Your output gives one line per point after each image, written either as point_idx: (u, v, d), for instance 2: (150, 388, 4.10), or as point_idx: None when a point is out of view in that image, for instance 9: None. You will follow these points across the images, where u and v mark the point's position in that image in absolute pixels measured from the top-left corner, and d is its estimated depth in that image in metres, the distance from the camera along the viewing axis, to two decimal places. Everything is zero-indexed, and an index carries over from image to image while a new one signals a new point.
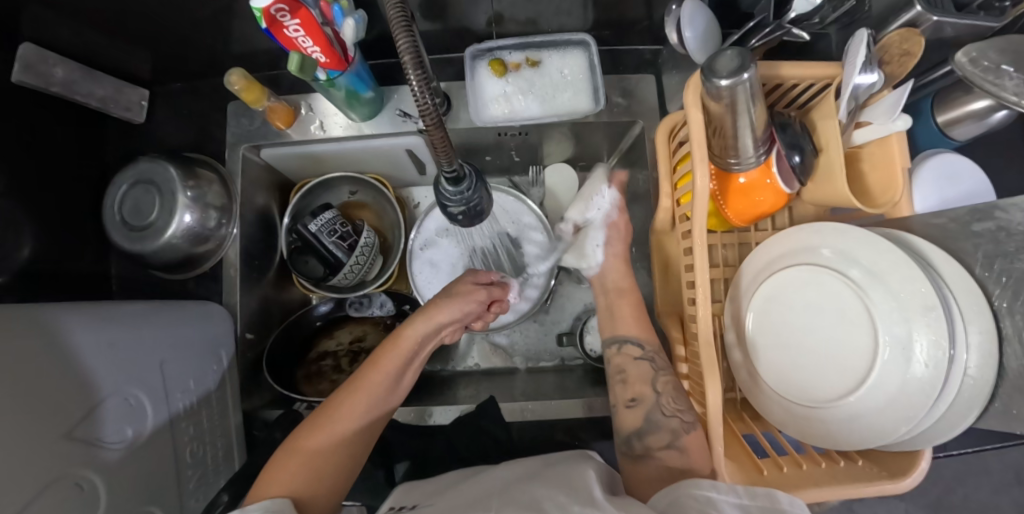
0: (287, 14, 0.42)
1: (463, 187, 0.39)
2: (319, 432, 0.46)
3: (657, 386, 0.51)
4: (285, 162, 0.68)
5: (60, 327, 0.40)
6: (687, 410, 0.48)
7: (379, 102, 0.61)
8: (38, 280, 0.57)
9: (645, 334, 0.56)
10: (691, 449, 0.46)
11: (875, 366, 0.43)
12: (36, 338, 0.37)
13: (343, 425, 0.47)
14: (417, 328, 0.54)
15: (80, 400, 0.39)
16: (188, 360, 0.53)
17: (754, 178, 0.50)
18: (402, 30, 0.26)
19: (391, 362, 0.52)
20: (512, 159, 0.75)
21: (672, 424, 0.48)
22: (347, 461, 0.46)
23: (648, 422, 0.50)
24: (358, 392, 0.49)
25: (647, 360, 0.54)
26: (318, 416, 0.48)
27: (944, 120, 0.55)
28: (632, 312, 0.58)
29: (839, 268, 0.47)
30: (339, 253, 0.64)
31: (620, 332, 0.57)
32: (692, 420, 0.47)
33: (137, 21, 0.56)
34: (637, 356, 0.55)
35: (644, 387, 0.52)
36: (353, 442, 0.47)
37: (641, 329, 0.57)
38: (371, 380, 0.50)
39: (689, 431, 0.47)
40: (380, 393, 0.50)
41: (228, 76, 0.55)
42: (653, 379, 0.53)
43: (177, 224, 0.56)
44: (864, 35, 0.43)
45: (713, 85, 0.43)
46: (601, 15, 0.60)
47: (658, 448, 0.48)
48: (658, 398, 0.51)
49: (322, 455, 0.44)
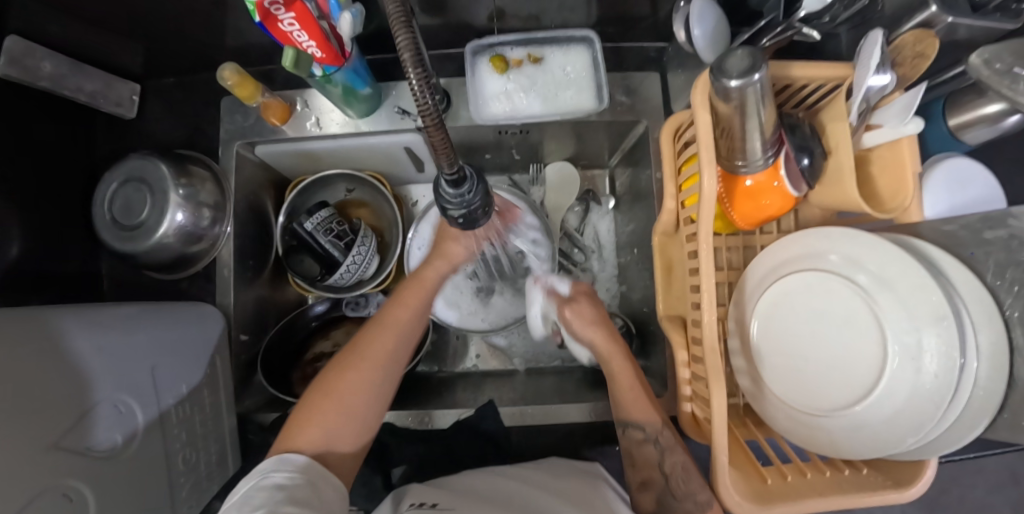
0: (281, 8, 0.41)
1: (463, 190, 0.38)
2: (349, 374, 0.46)
3: (665, 468, 0.50)
4: (280, 160, 0.66)
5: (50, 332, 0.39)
6: (702, 491, 0.47)
7: (377, 98, 0.59)
8: (26, 280, 0.55)
9: (650, 417, 0.51)
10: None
11: (883, 374, 0.42)
12: (21, 346, 0.36)
13: (373, 363, 0.47)
14: (438, 269, 0.55)
15: (68, 408, 0.38)
16: (183, 364, 0.51)
17: (761, 181, 0.49)
18: (401, 24, 0.23)
19: (413, 301, 0.53)
20: (513, 157, 0.73)
21: (685, 507, 0.46)
22: (373, 400, 0.46)
23: (662, 505, 0.49)
24: (385, 330, 0.50)
25: (651, 443, 0.51)
26: (347, 354, 0.48)
27: (956, 123, 0.53)
28: (633, 393, 0.52)
29: (847, 273, 0.47)
30: (335, 252, 0.63)
31: (628, 415, 0.53)
32: (707, 500, 0.46)
33: (127, 13, 0.55)
34: (641, 439, 0.51)
35: (653, 470, 0.51)
36: (380, 382, 0.47)
37: (647, 410, 0.52)
38: (397, 317, 0.51)
39: (706, 512, 0.45)
40: (407, 331, 0.51)
41: (219, 70, 0.52)
42: (659, 461, 0.51)
43: (169, 223, 0.55)
44: (879, 36, 0.42)
45: (722, 85, 0.42)
46: (605, 11, 0.59)
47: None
48: (668, 481, 0.49)
49: (352, 393, 0.45)
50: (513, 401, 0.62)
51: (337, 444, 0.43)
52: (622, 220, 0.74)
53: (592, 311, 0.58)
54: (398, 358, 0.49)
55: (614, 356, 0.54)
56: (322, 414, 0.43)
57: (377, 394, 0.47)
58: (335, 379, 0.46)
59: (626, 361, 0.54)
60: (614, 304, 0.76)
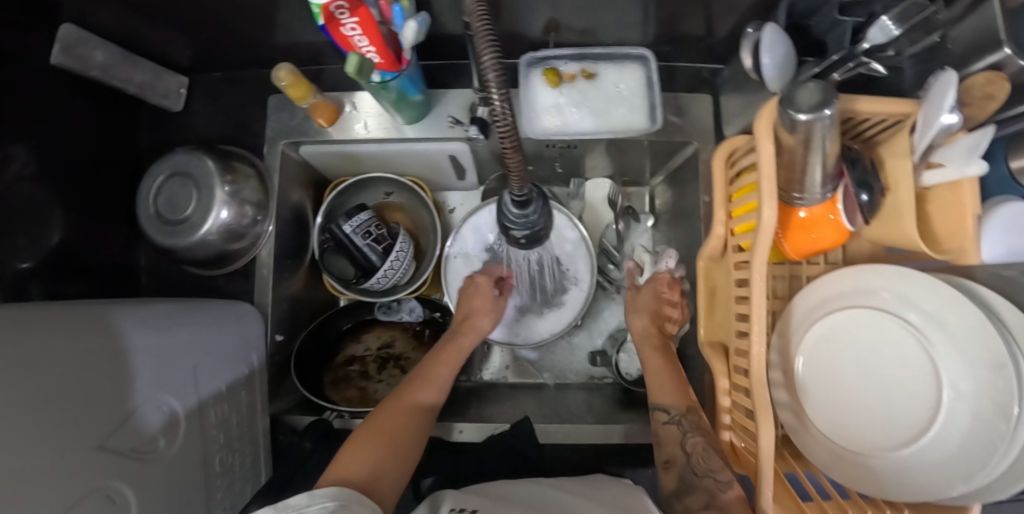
0: (345, 12, 0.42)
1: (528, 211, 0.38)
2: (396, 418, 0.48)
3: (687, 446, 0.50)
4: (323, 160, 0.66)
5: (94, 329, 0.39)
6: (721, 469, 0.45)
7: (426, 105, 0.58)
8: (67, 266, 0.56)
9: (677, 400, 0.55)
10: (732, 505, 0.42)
11: (937, 417, 0.43)
12: (72, 343, 0.36)
13: (417, 413, 0.49)
14: (470, 339, 0.60)
15: (114, 407, 0.37)
16: (221, 365, 0.51)
17: (817, 213, 0.49)
18: (489, 51, 0.27)
19: (450, 362, 0.57)
20: (555, 170, 0.72)
21: (705, 484, 0.45)
22: (416, 446, 0.46)
23: (685, 483, 0.47)
24: (426, 383, 0.53)
25: (675, 424, 0.53)
26: (393, 402, 0.50)
27: (1019, 166, 0.51)
28: (665, 380, 0.58)
29: (896, 309, 0.47)
30: (373, 256, 0.63)
31: (656, 399, 0.56)
32: (729, 480, 0.44)
33: (182, 8, 0.54)
34: (665, 419, 0.54)
35: (675, 448, 0.51)
36: (420, 432, 0.48)
37: (676, 394, 0.56)
38: (438, 374, 0.55)
39: (726, 490, 0.43)
40: (443, 388, 0.54)
41: (274, 72, 0.52)
42: (683, 440, 0.51)
43: (213, 221, 0.55)
44: (952, 76, 0.42)
45: (789, 117, 0.42)
46: (661, 29, 0.58)
47: (697, 508, 0.44)
48: (689, 458, 0.48)
49: (399, 433, 0.46)
50: (546, 417, 0.62)
51: (383, 478, 0.41)
52: (661, 239, 0.74)
53: (658, 308, 0.64)
54: (434, 412, 0.52)
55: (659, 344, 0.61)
56: (371, 449, 0.43)
57: (417, 438, 0.47)
58: (382, 422, 0.47)
59: (659, 351, 0.61)
60: None
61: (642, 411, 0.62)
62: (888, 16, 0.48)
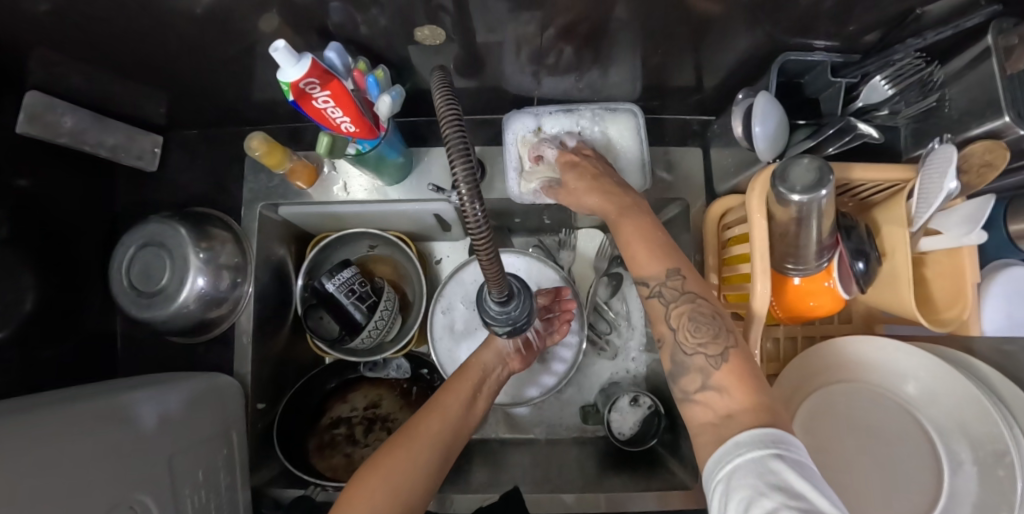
0: (317, 87, 0.39)
1: (509, 307, 0.36)
2: (397, 452, 0.45)
3: (672, 321, 0.40)
4: (303, 219, 0.64)
5: (59, 425, 0.36)
6: (712, 341, 0.37)
7: (407, 167, 0.58)
8: (36, 343, 0.53)
9: (655, 263, 0.42)
10: (731, 386, 0.35)
11: (942, 488, 0.42)
12: (48, 446, 0.34)
13: (420, 445, 0.47)
14: (484, 358, 0.57)
15: (98, 502, 0.35)
16: (198, 448, 0.48)
17: (812, 281, 0.47)
18: (450, 122, 0.24)
19: (462, 389, 0.54)
20: (543, 221, 0.70)
21: (697, 362, 0.37)
22: (416, 491, 0.43)
23: (677, 363, 0.39)
24: (434, 413, 0.51)
25: (657, 298, 0.41)
26: (397, 437, 0.48)
27: (1015, 229, 0.50)
28: (645, 243, 0.43)
29: (893, 385, 0.47)
30: (357, 314, 0.60)
31: (637, 272, 0.43)
32: (720, 353, 0.36)
33: (155, 74, 0.53)
34: (644, 295, 0.42)
35: (661, 325, 0.41)
36: (424, 467, 0.45)
37: (654, 257, 0.42)
38: (446, 403, 0.52)
39: (719, 366, 0.36)
40: (455, 419, 0.51)
41: (248, 140, 0.51)
42: (667, 314, 0.40)
43: (189, 290, 0.54)
44: (949, 150, 0.40)
45: (782, 195, 0.40)
46: (648, 83, 0.57)
47: (693, 390, 0.37)
48: (676, 334, 0.39)
49: (397, 472, 0.43)
50: (539, 485, 0.59)
51: None
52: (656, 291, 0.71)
53: (598, 168, 0.50)
54: (443, 445, 0.48)
55: (624, 208, 0.46)
56: (369, 496, 0.41)
57: (418, 478, 0.44)
58: (383, 460, 0.44)
59: (628, 212, 0.46)
60: (639, 376, 0.71)
61: (632, 474, 0.59)
62: (881, 76, 0.46)
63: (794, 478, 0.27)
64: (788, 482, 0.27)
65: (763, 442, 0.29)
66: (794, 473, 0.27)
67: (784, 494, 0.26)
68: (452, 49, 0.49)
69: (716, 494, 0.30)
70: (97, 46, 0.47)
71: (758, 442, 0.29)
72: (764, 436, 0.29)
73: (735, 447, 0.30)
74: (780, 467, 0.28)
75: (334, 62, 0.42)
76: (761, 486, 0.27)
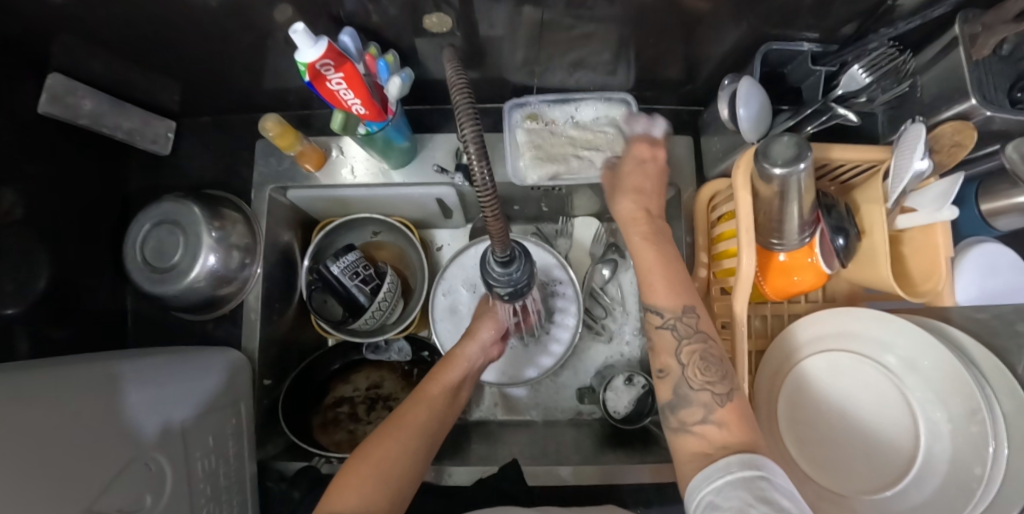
0: (331, 68, 0.42)
1: (512, 269, 0.38)
2: (386, 439, 0.47)
3: (683, 356, 0.42)
4: (310, 203, 0.66)
5: (78, 384, 0.38)
6: (719, 381, 0.40)
7: (412, 152, 0.61)
8: (53, 313, 0.55)
9: (672, 299, 0.44)
10: (730, 421, 0.37)
11: (918, 452, 0.44)
12: (65, 403, 0.35)
13: (405, 432, 0.49)
14: (467, 350, 0.59)
15: (110, 460, 0.37)
16: (207, 417, 0.49)
17: (796, 257, 0.49)
18: (461, 94, 0.25)
19: (448, 379, 0.56)
20: (541, 209, 0.73)
21: (701, 398, 0.39)
22: (404, 474, 0.45)
23: (678, 396, 0.41)
24: (419, 404, 0.52)
25: (668, 329, 0.43)
26: (384, 426, 0.49)
27: (987, 210, 0.53)
28: (662, 275, 0.45)
29: (874, 355, 0.48)
30: (361, 297, 0.62)
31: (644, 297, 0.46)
32: (725, 392, 0.39)
33: (173, 61, 0.56)
34: (657, 324, 0.44)
35: (669, 356, 0.43)
36: (413, 453, 0.47)
37: (673, 292, 0.44)
38: (430, 393, 0.54)
39: (723, 404, 0.39)
40: (437, 407, 0.54)
41: (262, 122, 0.54)
42: (677, 348, 0.43)
43: (201, 267, 0.56)
44: (919, 129, 0.43)
45: (765, 170, 0.43)
46: (642, 75, 0.61)
47: (692, 422, 0.39)
48: (685, 370, 0.41)
49: (390, 459, 0.45)
50: (537, 459, 0.60)
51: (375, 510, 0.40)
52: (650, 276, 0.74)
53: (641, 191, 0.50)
54: (432, 433, 0.51)
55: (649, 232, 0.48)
56: (364, 481, 0.42)
57: (408, 463, 0.46)
58: (372, 448, 0.46)
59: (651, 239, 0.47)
60: (634, 359, 0.73)
61: (628, 449, 0.61)
62: (859, 65, 0.48)
63: (780, 497, 0.29)
64: (775, 499, 0.29)
65: (753, 465, 0.32)
66: (780, 493, 0.29)
67: (769, 506, 0.28)
68: (456, 38, 0.52)
69: (701, 504, 0.32)
70: (119, 33, 0.50)
71: (746, 464, 0.32)
72: (752, 460, 0.32)
73: (725, 466, 0.33)
74: (766, 488, 0.30)
75: (347, 45, 0.46)
76: (749, 499, 0.29)
